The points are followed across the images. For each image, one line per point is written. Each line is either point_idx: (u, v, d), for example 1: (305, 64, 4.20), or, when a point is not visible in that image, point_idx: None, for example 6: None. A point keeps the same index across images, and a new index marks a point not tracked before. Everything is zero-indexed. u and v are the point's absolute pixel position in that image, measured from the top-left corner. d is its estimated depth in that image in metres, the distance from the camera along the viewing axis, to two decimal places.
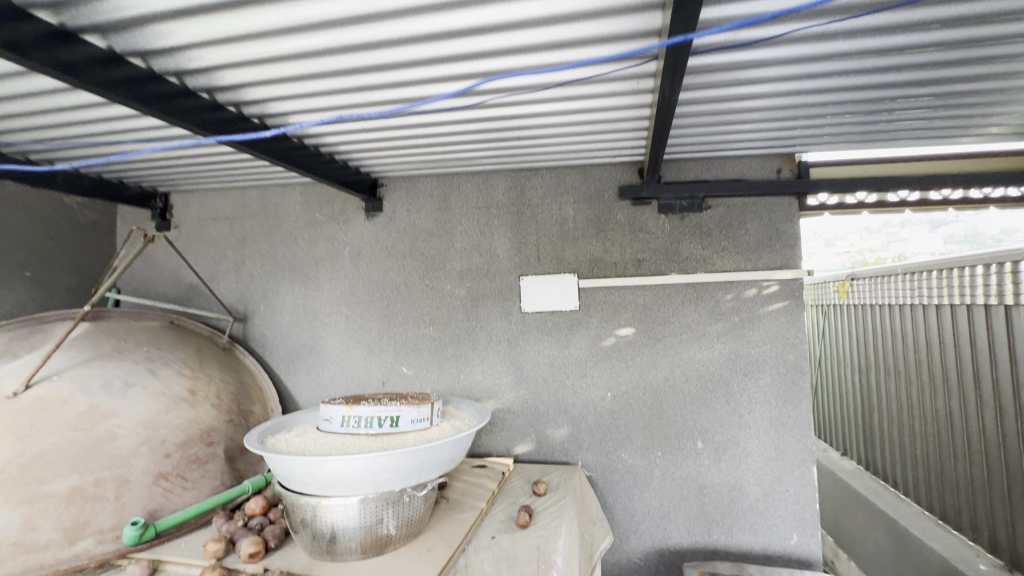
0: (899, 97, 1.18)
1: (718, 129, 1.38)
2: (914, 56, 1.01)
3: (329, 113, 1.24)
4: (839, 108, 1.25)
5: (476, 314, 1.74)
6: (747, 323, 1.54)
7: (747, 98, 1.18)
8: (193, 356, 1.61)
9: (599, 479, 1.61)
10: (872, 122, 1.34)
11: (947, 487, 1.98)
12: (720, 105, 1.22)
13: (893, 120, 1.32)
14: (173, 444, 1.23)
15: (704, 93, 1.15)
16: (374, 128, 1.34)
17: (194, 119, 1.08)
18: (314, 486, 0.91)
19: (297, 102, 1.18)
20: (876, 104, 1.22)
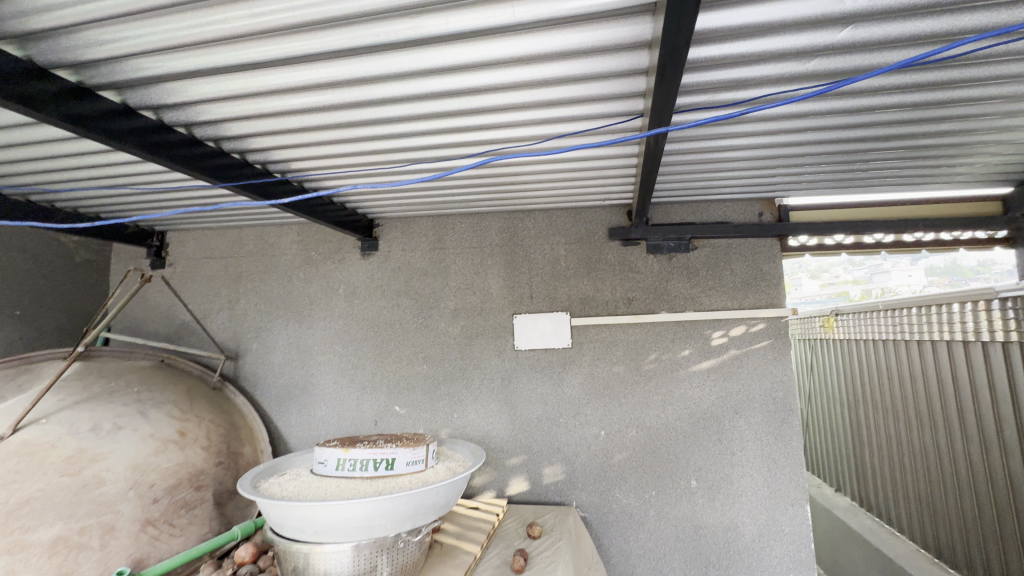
0: (867, 148, 1.26)
1: (701, 175, 1.45)
2: (877, 114, 1.09)
3: (331, 160, 1.29)
4: (812, 158, 1.33)
5: (470, 353, 1.76)
6: (735, 361, 1.57)
7: (727, 149, 1.26)
8: (184, 396, 1.59)
9: (593, 521, 1.59)
10: (844, 170, 1.43)
11: (940, 522, 1.98)
12: (702, 154, 1.29)
13: (863, 168, 1.41)
14: (161, 488, 1.20)
15: (686, 144, 1.22)
16: (373, 174, 1.39)
17: (199, 167, 1.13)
18: (307, 533, 0.90)
19: (300, 151, 1.23)
20: (847, 154, 1.30)
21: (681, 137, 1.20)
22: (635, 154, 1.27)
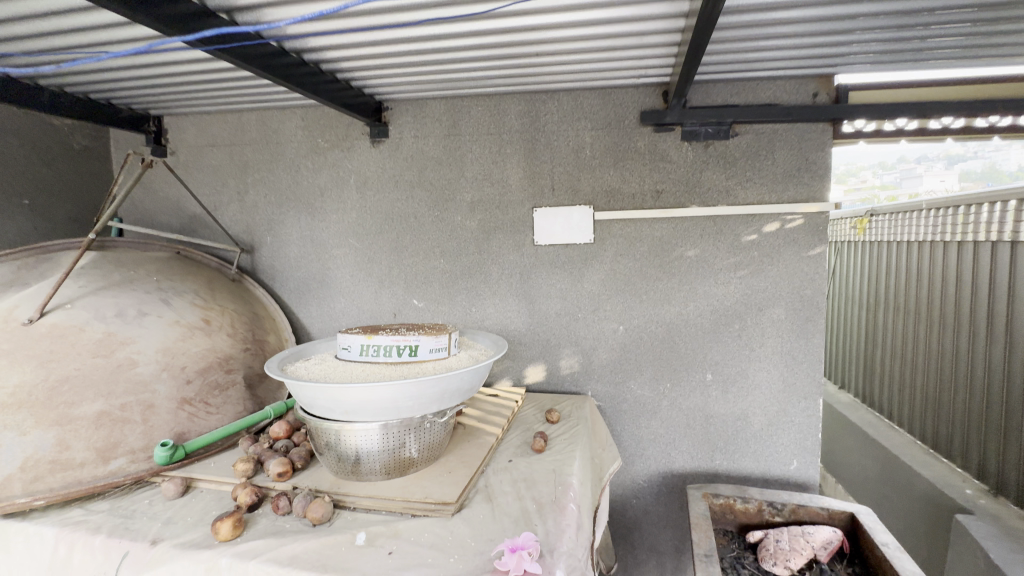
0: (960, 9, 1.07)
1: (756, 47, 1.26)
2: None
3: (331, 23, 1.13)
4: (891, 23, 1.13)
5: (488, 247, 1.70)
6: (766, 258, 1.50)
7: (791, 9, 1.07)
8: (204, 287, 1.59)
9: (608, 409, 1.66)
10: (923, 38, 1.22)
11: (943, 418, 2.04)
12: (760, 17, 1.10)
13: (948, 37, 1.20)
14: (193, 370, 1.24)
15: (746, 3, 1.04)
16: (381, 43, 1.23)
17: (179, 26, 0.96)
18: (337, 413, 0.92)
19: (294, 10, 1.07)
20: (934, 16, 1.11)
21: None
22: (685, 15, 1.08)
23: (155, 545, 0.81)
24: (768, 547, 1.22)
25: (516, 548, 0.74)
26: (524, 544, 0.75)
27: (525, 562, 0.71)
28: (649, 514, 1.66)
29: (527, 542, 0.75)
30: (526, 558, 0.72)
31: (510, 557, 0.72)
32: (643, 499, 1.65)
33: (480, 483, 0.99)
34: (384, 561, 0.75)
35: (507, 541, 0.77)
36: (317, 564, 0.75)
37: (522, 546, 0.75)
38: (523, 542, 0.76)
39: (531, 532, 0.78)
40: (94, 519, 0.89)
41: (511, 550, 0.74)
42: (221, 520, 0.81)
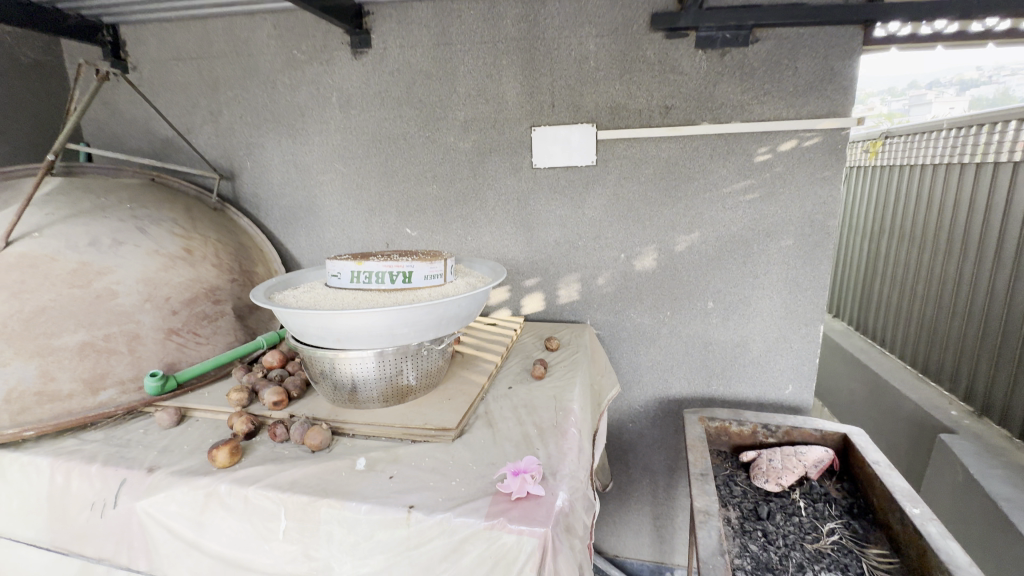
0: None
1: None
2: None
3: None
4: None
5: (483, 172, 1.60)
6: (778, 181, 1.42)
7: None
8: (183, 216, 1.50)
9: (606, 337, 1.65)
10: None
11: (936, 345, 2.06)
12: None
13: None
14: (178, 301, 1.18)
15: None
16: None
17: None
18: (330, 341, 0.88)
19: None
20: None
21: None
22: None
23: (152, 473, 0.80)
24: (761, 466, 1.25)
25: (519, 472, 0.73)
26: (527, 468, 0.74)
27: (528, 487, 0.71)
28: (644, 437, 1.70)
29: (530, 466, 0.74)
30: (529, 482, 0.71)
31: (513, 481, 0.72)
32: (639, 423, 1.69)
33: (480, 409, 0.98)
34: (385, 485, 0.75)
35: (510, 465, 0.76)
36: (317, 488, 0.74)
37: (524, 470, 0.74)
38: (526, 465, 0.75)
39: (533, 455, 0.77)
40: (88, 449, 0.88)
41: (513, 473, 0.74)
42: (217, 448, 0.80)
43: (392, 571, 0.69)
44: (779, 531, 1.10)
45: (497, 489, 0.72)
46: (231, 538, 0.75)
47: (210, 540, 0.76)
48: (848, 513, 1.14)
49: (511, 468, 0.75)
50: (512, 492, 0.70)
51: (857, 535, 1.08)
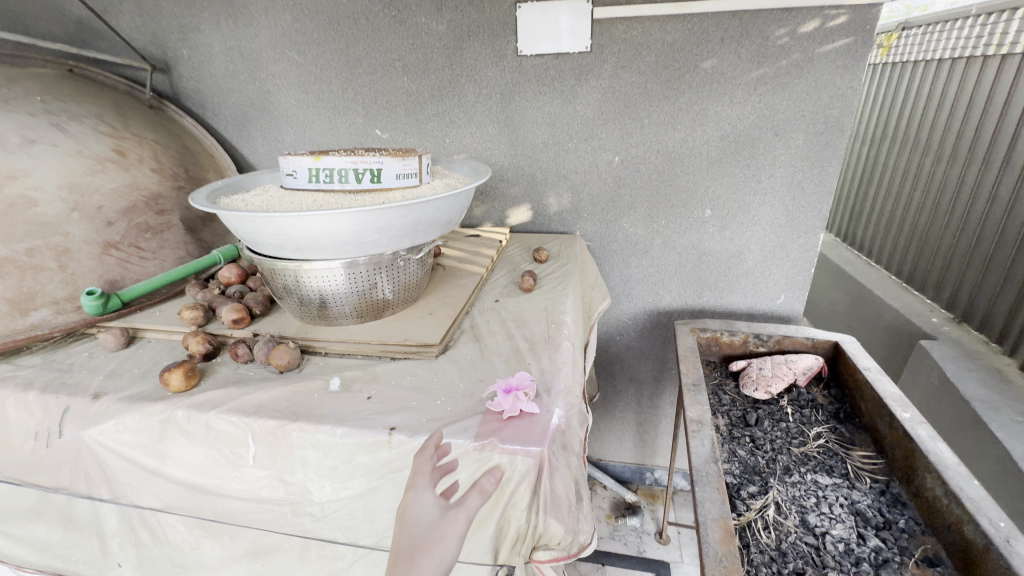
0: None
1: None
2: None
3: None
4: None
5: (461, 60, 1.39)
6: (794, 71, 1.25)
7: None
8: (111, 110, 1.26)
9: (596, 249, 1.56)
10: None
11: (925, 255, 2.05)
12: None
13: None
14: (113, 211, 1.02)
15: None
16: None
17: None
18: (290, 250, 0.76)
19: None
20: None
21: None
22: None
23: (98, 399, 0.71)
24: (751, 375, 1.24)
25: (511, 389, 0.67)
26: (519, 385, 0.67)
27: (521, 406, 0.64)
28: (631, 349, 1.68)
29: (524, 383, 0.67)
30: (522, 400, 0.65)
31: (503, 398, 0.65)
32: (627, 336, 1.67)
33: (465, 323, 0.90)
34: (363, 406, 0.67)
35: (501, 381, 0.69)
36: (286, 412, 0.66)
37: (517, 387, 0.67)
38: (518, 381, 0.68)
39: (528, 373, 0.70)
40: (24, 374, 0.78)
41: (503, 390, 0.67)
42: (169, 372, 0.70)
43: (375, 493, 0.64)
44: (767, 436, 1.10)
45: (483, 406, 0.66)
46: (196, 465, 0.69)
47: (173, 467, 0.69)
48: (834, 418, 1.15)
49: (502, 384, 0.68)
50: (502, 409, 0.64)
51: (843, 438, 1.08)
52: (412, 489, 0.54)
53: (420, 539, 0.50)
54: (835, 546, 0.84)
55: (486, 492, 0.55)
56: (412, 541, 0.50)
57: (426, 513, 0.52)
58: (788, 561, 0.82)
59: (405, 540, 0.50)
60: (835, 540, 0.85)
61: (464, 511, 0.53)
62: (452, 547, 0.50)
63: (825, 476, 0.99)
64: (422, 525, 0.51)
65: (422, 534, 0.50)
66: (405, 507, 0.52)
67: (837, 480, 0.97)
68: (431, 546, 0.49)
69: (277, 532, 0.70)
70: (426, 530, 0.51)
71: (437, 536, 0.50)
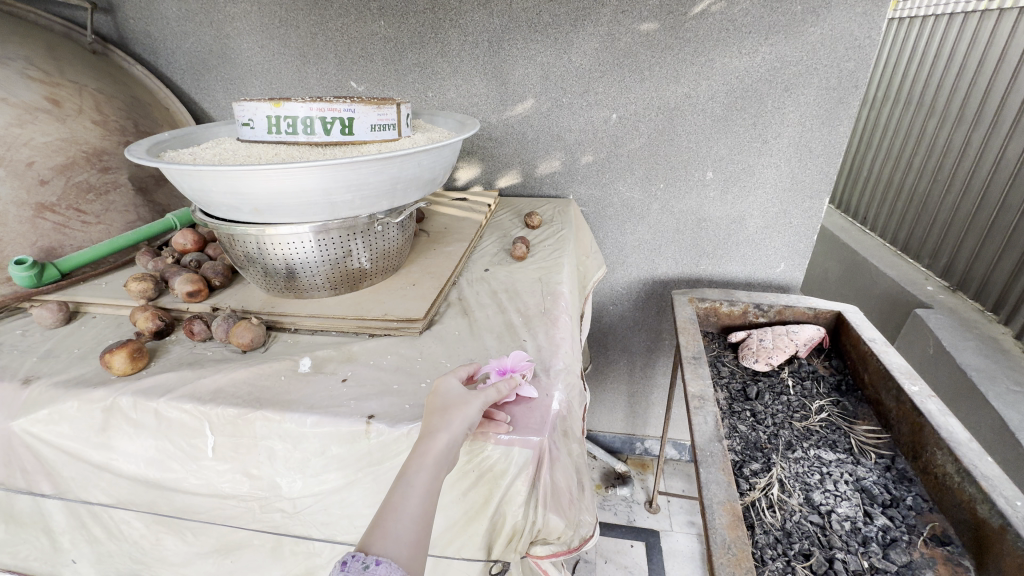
0: None
1: None
2: None
3: None
4: None
5: (444, 2, 1.25)
6: (810, 16, 1.14)
7: None
8: (43, 53, 1.10)
9: (591, 214, 1.47)
10: None
11: (922, 222, 2.01)
12: None
13: None
14: (47, 168, 0.89)
15: None
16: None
17: None
18: (248, 213, 0.66)
19: None
20: None
21: None
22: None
23: (28, 385, 0.61)
24: (751, 347, 1.18)
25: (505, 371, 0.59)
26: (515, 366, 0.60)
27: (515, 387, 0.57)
28: (625, 319, 1.63)
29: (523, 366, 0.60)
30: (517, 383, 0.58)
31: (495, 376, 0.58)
32: (621, 306, 1.61)
33: (452, 296, 0.82)
34: (337, 390, 0.59)
35: (493, 361, 0.62)
36: (248, 398, 0.58)
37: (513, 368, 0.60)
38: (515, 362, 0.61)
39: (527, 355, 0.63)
40: None
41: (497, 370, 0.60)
42: (111, 353, 0.61)
43: (354, 487, 0.57)
44: (768, 410, 1.06)
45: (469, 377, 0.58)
46: (148, 458, 0.60)
47: (122, 460, 0.61)
48: (836, 391, 1.11)
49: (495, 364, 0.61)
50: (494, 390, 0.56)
51: (845, 411, 1.05)
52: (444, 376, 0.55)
53: (447, 404, 0.50)
54: (841, 525, 0.81)
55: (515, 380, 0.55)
56: (443, 405, 0.50)
57: (454, 387, 0.52)
58: (794, 541, 0.79)
59: (434, 406, 0.50)
60: (841, 518, 0.82)
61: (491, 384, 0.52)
62: (479, 410, 0.50)
63: (828, 451, 0.95)
64: (450, 395, 0.51)
65: (449, 401, 0.51)
66: (435, 387, 0.53)
67: (841, 456, 0.94)
68: (456, 407, 0.49)
69: (246, 528, 0.63)
70: (454, 397, 0.51)
71: (463, 401, 0.50)
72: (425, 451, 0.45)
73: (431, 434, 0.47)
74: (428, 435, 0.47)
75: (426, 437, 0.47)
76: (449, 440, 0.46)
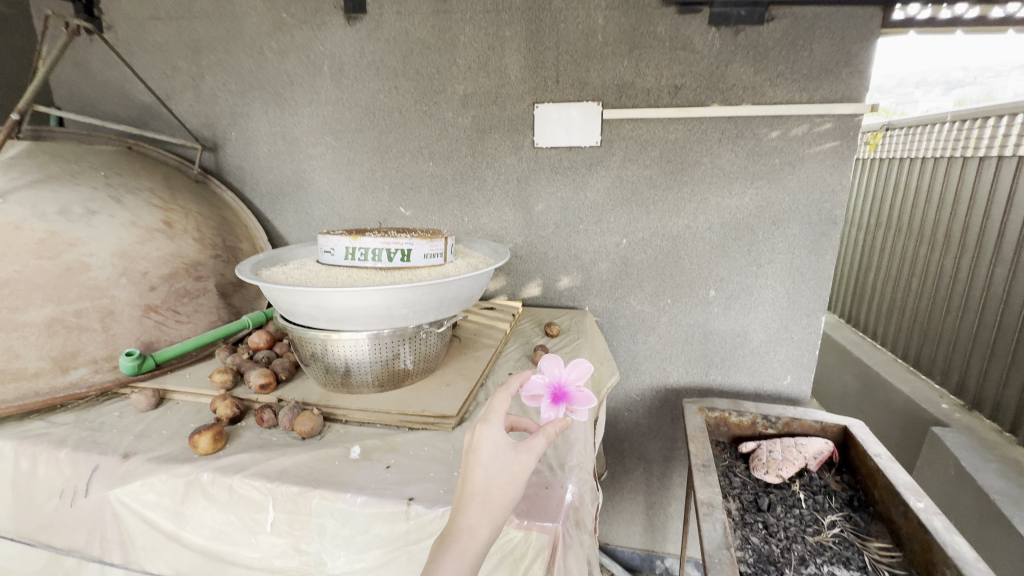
0: None
1: None
2: None
3: None
4: None
5: (483, 149, 1.53)
6: (787, 167, 1.37)
7: None
8: (162, 185, 1.38)
9: (605, 324, 1.61)
10: None
11: (929, 339, 2.08)
12: None
13: None
14: (157, 277, 1.10)
15: None
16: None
17: None
18: (323, 321, 0.82)
19: None
20: None
21: None
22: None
23: (127, 459, 0.73)
24: (761, 458, 1.23)
25: (560, 397, 0.67)
26: (571, 394, 0.68)
27: (564, 416, 0.68)
28: (640, 426, 1.68)
29: (579, 399, 0.67)
30: (570, 411, 0.67)
31: (547, 399, 0.67)
32: (635, 412, 1.67)
33: (480, 396, 0.94)
34: (382, 475, 0.70)
35: (554, 371, 0.68)
36: (309, 478, 0.69)
37: (567, 393, 0.68)
38: (572, 382, 0.69)
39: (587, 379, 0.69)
40: (57, 431, 0.81)
41: (551, 386, 0.68)
42: (199, 434, 0.74)
43: (390, 566, 0.65)
44: (780, 523, 1.09)
45: (525, 386, 0.67)
46: (215, 530, 0.70)
47: (192, 532, 0.71)
48: (848, 506, 1.13)
49: (552, 375, 0.69)
50: (545, 415, 0.67)
51: (858, 528, 1.06)
52: (486, 425, 0.52)
53: (489, 484, 0.50)
54: None
55: (554, 431, 0.54)
56: (485, 487, 0.50)
57: (497, 454, 0.51)
58: None
59: (477, 487, 0.50)
60: None
61: (534, 450, 0.52)
62: (519, 491, 0.51)
63: (842, 569, 0.96)
64: (493, 467, 0.51)
65: (491, 479, 0.50)
66: (477, 445, 0.51)
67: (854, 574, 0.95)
68: (499, 494, 0.50)
69: None
70: (497, 475, 0.50)
71: (505, 484, 0.50)
72: (464, 548, 0.48)
73: (470, 531, 0.48)
74: (468, 533, 0.48)
75: (466, 533, 0.48)
76: (487, 534, 0.49)
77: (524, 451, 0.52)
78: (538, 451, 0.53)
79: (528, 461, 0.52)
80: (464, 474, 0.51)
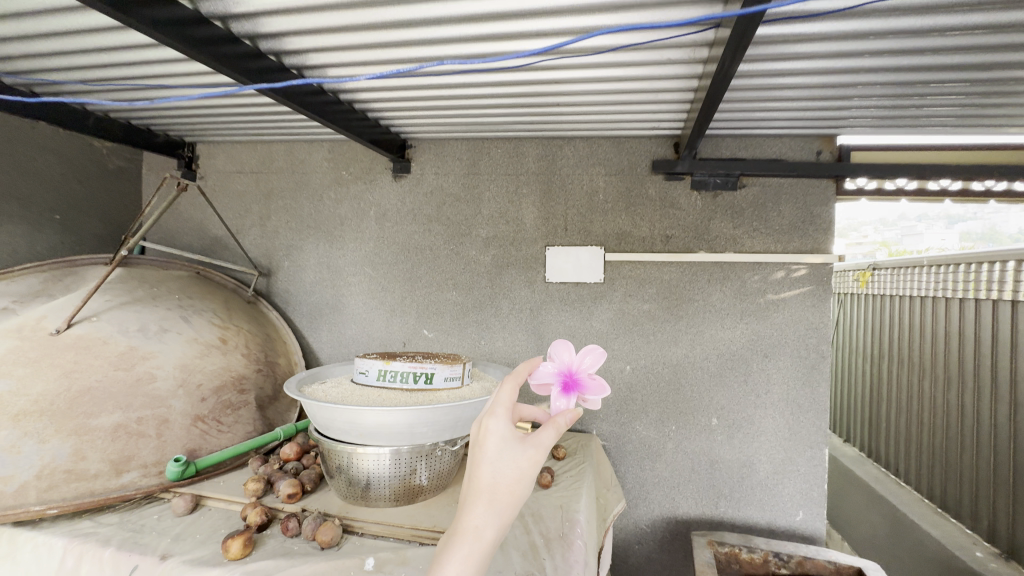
0: (942, 81, 1.16)
1: (748, 113, 1.39)
2: (942, 56, 1.06)
3: (390, 67, 1.24)
4: (879, 93, 1.23)
5: (500, 282, 1.75)
6: (773, 307, 1.53)
7: (784, 76, 1.17)
8: (222, 306, 1.60)
9: (613, 449, 1.65)
10: (896, 115, 1.36)
11: (950, 478, 2.02)
12: (754, 80, 1.20)
13: (927, 109, 1.32)
14: (208, 388, 1.25)
15: (747, 75, 1.17)
16: (404, 59, 1.20)
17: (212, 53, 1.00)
18: (353, 435, 0.94)
19: (356, 70, 1.25)
20: (913, 91, 1.22)
21: (742, 74, 1.17)
22: (703, 63, 1.14)
23: (165, 560, 0.81)
24: None
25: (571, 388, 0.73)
26: (583, 383, 0.73)
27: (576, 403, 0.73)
28: (651, 562, 1.62)
29: (591, 386, 0.73)
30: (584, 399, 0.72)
31: (558, 387, 0.73)
32: (646, 545, 1.63)
33: None
34: None
35: (568, 360, 0.74)
36: None
37: (578, 381, 0.74)
38: (584, 370, 0.74)
39: (599, 365, 0.74)
40: (103, 531, 0.90)
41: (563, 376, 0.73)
42: (232, 538, 0.82)
43: None
44: None
45: (541, 373, 0.72)
46: None
47: None
48: None
49: (564, 363, 0.74)
50: (559, 400, 0.72)
51: None
52: (492, 419, 0.54)
53: (495, 480, 0.51)
54: None
55: (563, 422, 0.56)
56: (491, 484, 0.51)
57: (504, 449, 0.53)
58: None
59: (483, 483, 0.51)
60: None
61: (541, 444, 0.53)
62: (526, 488, 0.52)
63: None
64: (499, 463, 0.52)
65: (498, 475, 0.52)
66: (483, 441, 0.53)
67: None
68: (505, 491, 0.51)
69: None
70: (503, 473, 0.52)
71: (511, 480, 0.52)
72: (470, 544, 0.49)
73: (475, 529, 0.50)
74: (473, 532, 0.50)
75: (472, 532, 0.50)
76: (494, 533, 0.50)
77: (529, 446, 0.53)
78: (546, 444, 0.54)
79: (536, 455, 0.53)
80: (471, 473, 0.53)
